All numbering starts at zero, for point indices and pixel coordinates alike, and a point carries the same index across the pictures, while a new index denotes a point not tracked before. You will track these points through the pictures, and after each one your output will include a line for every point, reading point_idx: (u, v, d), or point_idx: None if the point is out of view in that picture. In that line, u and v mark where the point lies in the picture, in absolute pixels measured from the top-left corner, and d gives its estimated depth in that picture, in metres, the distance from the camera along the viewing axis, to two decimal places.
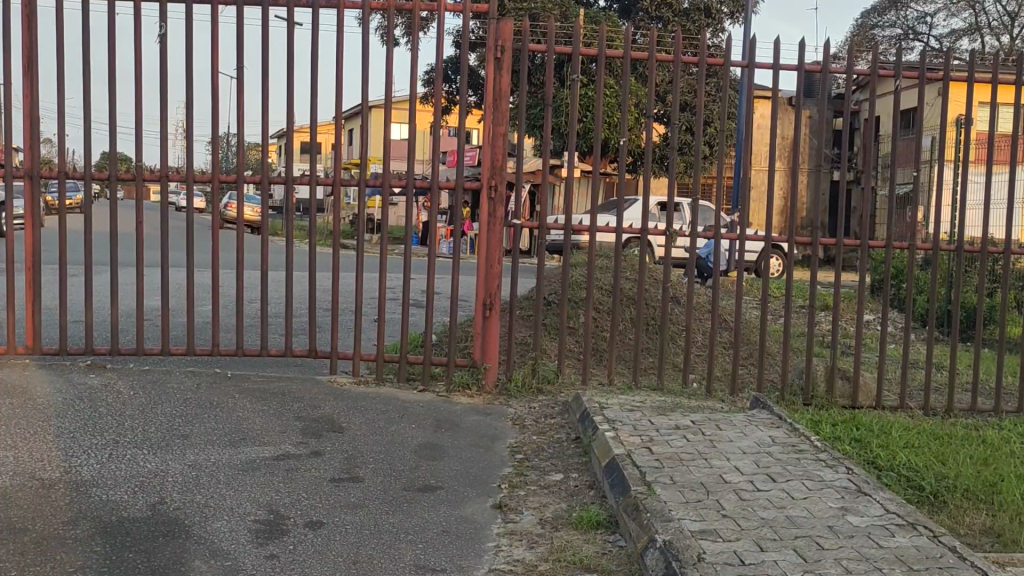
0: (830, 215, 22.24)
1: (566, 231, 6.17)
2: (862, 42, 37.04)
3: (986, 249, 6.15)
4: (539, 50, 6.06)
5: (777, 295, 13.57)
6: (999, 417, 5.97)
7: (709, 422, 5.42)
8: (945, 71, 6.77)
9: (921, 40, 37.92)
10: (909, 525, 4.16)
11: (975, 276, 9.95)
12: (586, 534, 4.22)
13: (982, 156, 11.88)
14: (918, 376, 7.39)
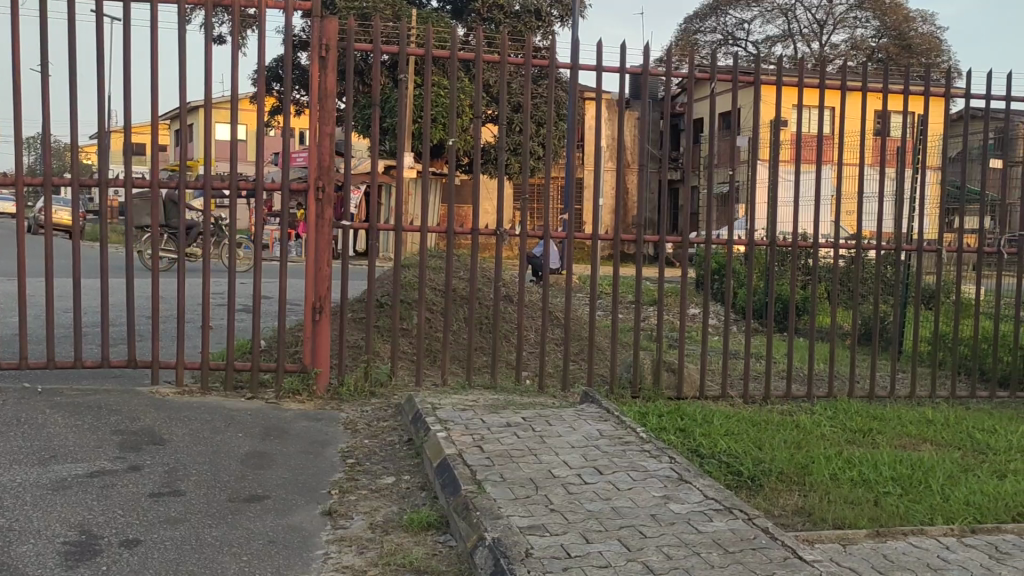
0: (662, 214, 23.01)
1: (398, 232, 6.13)
2: (685, 48, 38.04)
3: (797, 243, 6.50)
4: (366, 50, 5.98)
5: (608, 291, 13.95)
6: (811, 401, 6.32)
7: (539, 417, 5.50)
8: (758, 74, 7.12)
9: (740, 45, 39.74)
10: (726, 509, 4.35)
11: (789, 269, 10.51)
12: (417, 535, 4.21)
13: (791, 156, 12.57)
14: (739, 366, 7.74)
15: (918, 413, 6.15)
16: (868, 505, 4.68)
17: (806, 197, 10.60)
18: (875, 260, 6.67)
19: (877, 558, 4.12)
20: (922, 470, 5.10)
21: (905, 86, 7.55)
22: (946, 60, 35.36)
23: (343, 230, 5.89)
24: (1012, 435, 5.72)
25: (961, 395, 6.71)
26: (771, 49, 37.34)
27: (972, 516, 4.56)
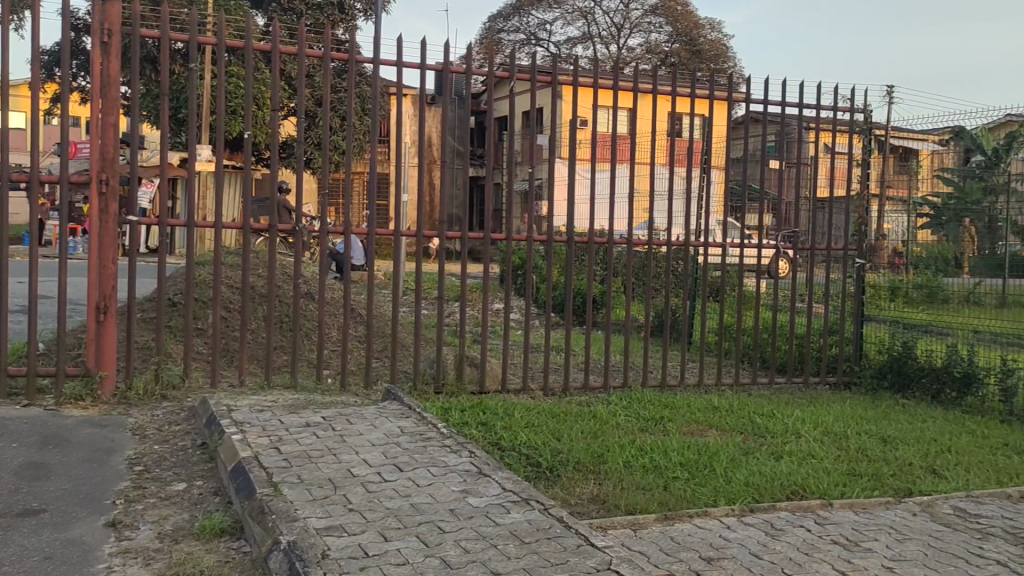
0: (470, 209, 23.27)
1: (190, 228, 5.88)
2: (490, 45, 38.43)
3: (594, 239, 6.72)
4: (153, 36, 5.70)
5: (411, 287, 13.94)
6: (608, 392, 6.55)
7: (340, 416, 5.44)
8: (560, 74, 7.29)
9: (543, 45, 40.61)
10: (523, 500, 4.44)
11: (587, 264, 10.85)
12: (209, 542, 4.06)
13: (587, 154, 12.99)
14: (539, 359, 7.93)
15: (705, 400, 6.50)
16: (658, 490, 4.89)
17: (601, 193, 10.96)
18: (666, 256, 7.00)
19: (664, 540, 4.32)
20: (708, 455, 5.38)
21: (692, 90, 7.94)
22: (733, 65, 37.51)
23: (130, 225, 5.60)
24: (788, 419, 6.14)
25: (745, 381, 7.15)
26: (572, 49, 38.36)
27: (751, 496, 4.86)
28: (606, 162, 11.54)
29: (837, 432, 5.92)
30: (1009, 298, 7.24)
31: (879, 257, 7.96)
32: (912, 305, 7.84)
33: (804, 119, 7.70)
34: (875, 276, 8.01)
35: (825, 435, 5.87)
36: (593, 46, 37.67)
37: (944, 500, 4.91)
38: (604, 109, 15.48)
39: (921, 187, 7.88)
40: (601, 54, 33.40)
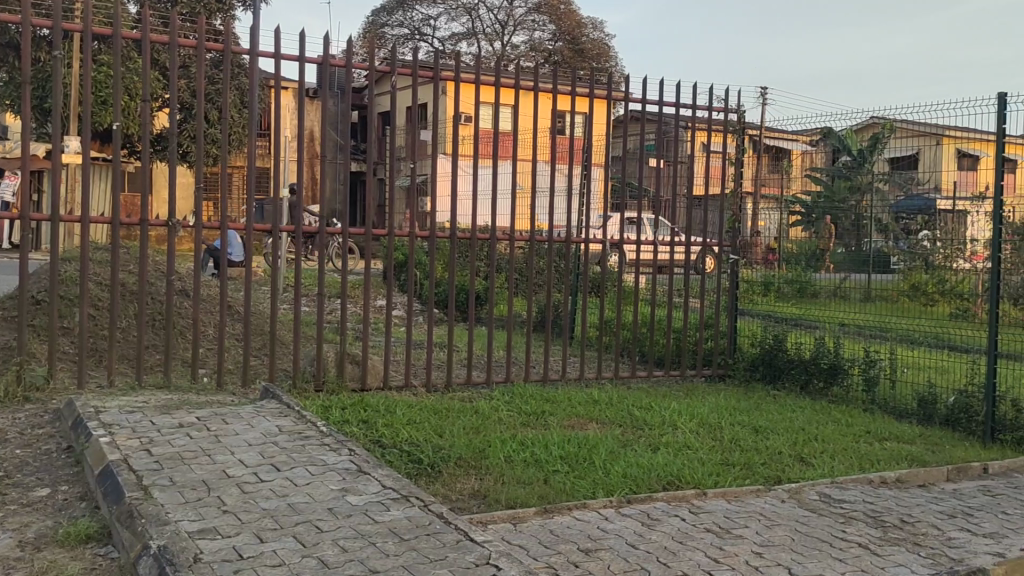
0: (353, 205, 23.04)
1: (55, 222, 5.63)
2: (375, 39, 38.07)
3: (476, 236, 6.73)
4: (14, 21, 5.42)
5: (291, 284, 13.69)
6: (490, 387, 6.59)
7: (215, 416, 5.30)
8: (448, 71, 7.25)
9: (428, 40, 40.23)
10: (403, 497, 4.42)
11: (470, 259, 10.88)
12: (74, 550, 3.90)
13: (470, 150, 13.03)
14: (422, 355, 7.91)
15: (585, 394, 6.60)
16: (538, 484, 4.94)
17: (484, 189, 10.98)
18: (547, 253, 7.06)
19: (544, 533, 4.36)
20: (588, 448, 5.47)
21: (574, 88, 8.03)
22: (615, 64, 38.14)
23: None
24: (665, 411, 6.29)
25: (624, 375, 7.29)
26: (458, 46, 38.35)
27: (629, 487, 4.95)
28: (488, 158, 11.58)
29: (712, 424, 6.09)
30: (873, 292, 7.39)
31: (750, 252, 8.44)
32: (784, 299, 8.19)
33: (681, 118, 7.88)
34: (750, 272, 8.45)
35: (700, 427, 6.03)
36: (477, 43, 37.72)
37: (811, 487, 5.11)
38: (486, 105, 15.51)
39: (792, 186, 8.09)
40: (486, 51, 33.50)
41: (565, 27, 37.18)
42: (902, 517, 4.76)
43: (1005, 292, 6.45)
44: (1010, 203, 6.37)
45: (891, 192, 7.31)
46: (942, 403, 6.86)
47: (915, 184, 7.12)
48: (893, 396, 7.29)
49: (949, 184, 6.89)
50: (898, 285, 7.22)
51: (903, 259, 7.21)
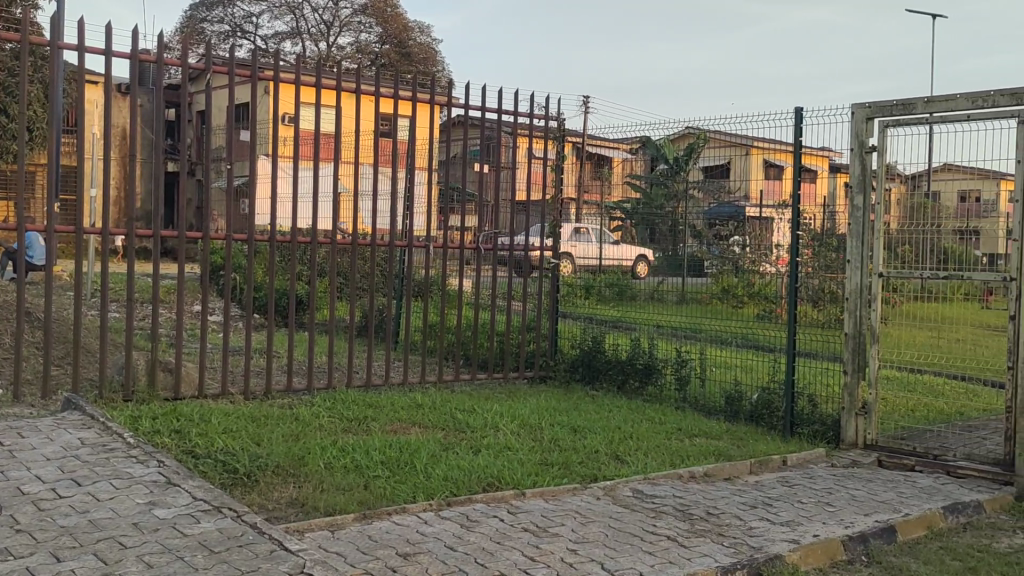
0: (169, 206, 22.16)
1: None
2: (195, 34, 36.71)
3: (297, 240, 6.61)
4: None
5: (98, 288, 13.04)
6: (311, 394, 6.49)
7: (10, 430, 4.98)
8: (273, 70, 7.04)
9: (249, 38, 38.20)
10: (214, 509, 4.28)
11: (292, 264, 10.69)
12: None
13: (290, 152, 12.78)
14: (239, 361, 7.71)
15: (409, 398, 6.60)
16: (358, 489, 4.89)
17: (306, 191, 10.79)
18: (372, 257, 6.99)
19: (362, 539, 4.31)
20: (409, 452, 5.46)
21: (399, 91, 8.00)
22: (442, 69, 38.27)
23: None
24: (487, 413, 6.37)
25: (447, 379, 7.33)
26: (282, 44, 37.51)
27: (449, 490, 4.98)
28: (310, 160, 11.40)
29: (532, 425, 6.21)
30: (687, 295, 7.67)
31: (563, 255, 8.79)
32: (605, 303, 8.45)
33: (505, 124, 8.00)
34: (572, 276, 8.75)
35: (521, 428, 6.14)
36: (302, 43, 36.92)
37: (625, 484, 5.28)
38: (306, 105, 15.17)
39: (612, 192, 8.35)
40: (310, 52, 32.89)
41: (391, 30, 36.99)
42: (708, 509, 4.99)
43: (803, 293, 6.91)
44: (809, 211, 6.85)
45: (704, 200, 7.63)
46: (746, 400, 7.32)
47: (726, 193, 7.44)
48: (702, 394, 7.71)
49: (757, 193, 7.19)
50: (710, 289, 7.52)
51: (714, 263, 7.54)
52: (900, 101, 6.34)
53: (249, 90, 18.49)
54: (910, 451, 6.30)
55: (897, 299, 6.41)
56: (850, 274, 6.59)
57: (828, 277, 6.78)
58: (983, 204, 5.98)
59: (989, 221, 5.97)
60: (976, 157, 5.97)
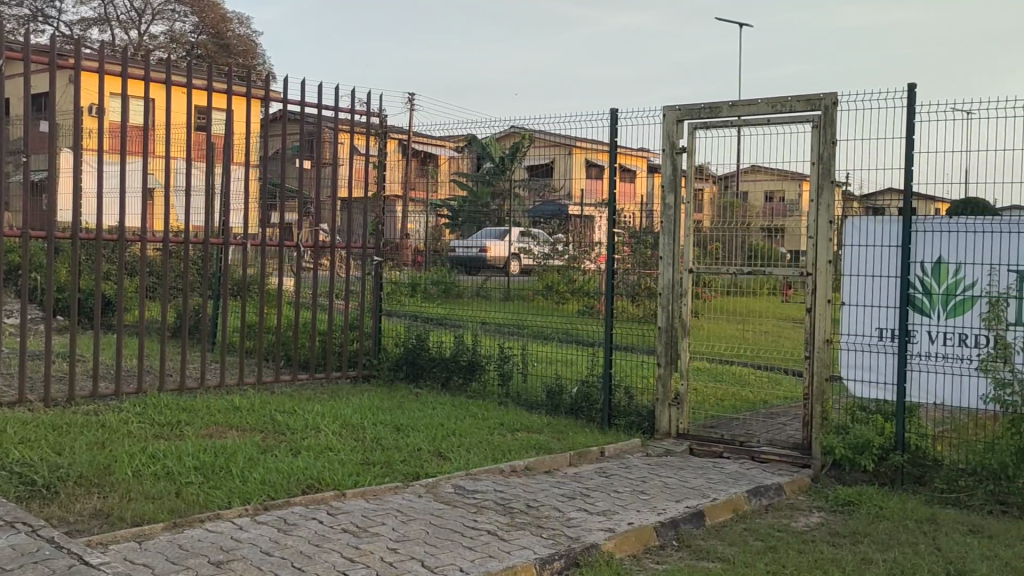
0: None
1: None
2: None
3: (103, 237, 6.27)
4: None
5: None
6: (120, 399, 6.18)
7: None
8: (76, 58, 6.64)
9: (54, 24, 35.99)
10: (6, 524, 4.01)
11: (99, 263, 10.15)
12: None
13: (95, 144, 12.10)
14: (39, 367, 7.26)
15: (226, 401, 6.40)
16: (168, 497, 4.69)
17: (114, 187, 10.26)
18: (189, 255, 6.72)
19: (171, 549, 4.13)
20: (225, 457, 5.28)
21: (216, 83, 7.72)
22: (264, 63, 37.25)
23: None
24: (308, 414, 6.25)
25: (267, 380, 7.17)
26: (90, 31, 35.51)
27: (266, 494, 4.84)
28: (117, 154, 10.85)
29: (355, 425, 6.14)
30: (511, 293, 7.80)
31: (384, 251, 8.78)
32: (429, 300, 8.46)
33: (332, 120, 7.92)
34: (398, 274, 8.71)
35: (343, 428, 6.05)
36: (111, 30, 35.02)
37: (446, 480, 5.30)
38: (111, 95, 14.39)
39: (439, 190, 8.33)
40: (121, 41, 31.28)
41: (209, 21, 35.68)
42: (528, 502, 5.07)
43: (621, 289, 7.13)
44: (628, 210, 7.10)
45: (527, 199, 7.72)
46: (566, 393, 7.50)
47: (550, 191, 7.55)
48: (524, 388, 7.84)
49: (578, 192, 7.36)
50: (535, 285, 7.67)
51: (538, 261, 7.66)
52: (707, 104, 6.63)
53: (46, 79, 17.32)
54: (718, 439, 6.61)
55: (708, 293, 6.69)
56: (662, 270, 6.83)
57: (645, 273, 7.01)
58: (787, 203, 6.29)
59: (791, 221, 6.29)
60: (781, 158, 6.28)
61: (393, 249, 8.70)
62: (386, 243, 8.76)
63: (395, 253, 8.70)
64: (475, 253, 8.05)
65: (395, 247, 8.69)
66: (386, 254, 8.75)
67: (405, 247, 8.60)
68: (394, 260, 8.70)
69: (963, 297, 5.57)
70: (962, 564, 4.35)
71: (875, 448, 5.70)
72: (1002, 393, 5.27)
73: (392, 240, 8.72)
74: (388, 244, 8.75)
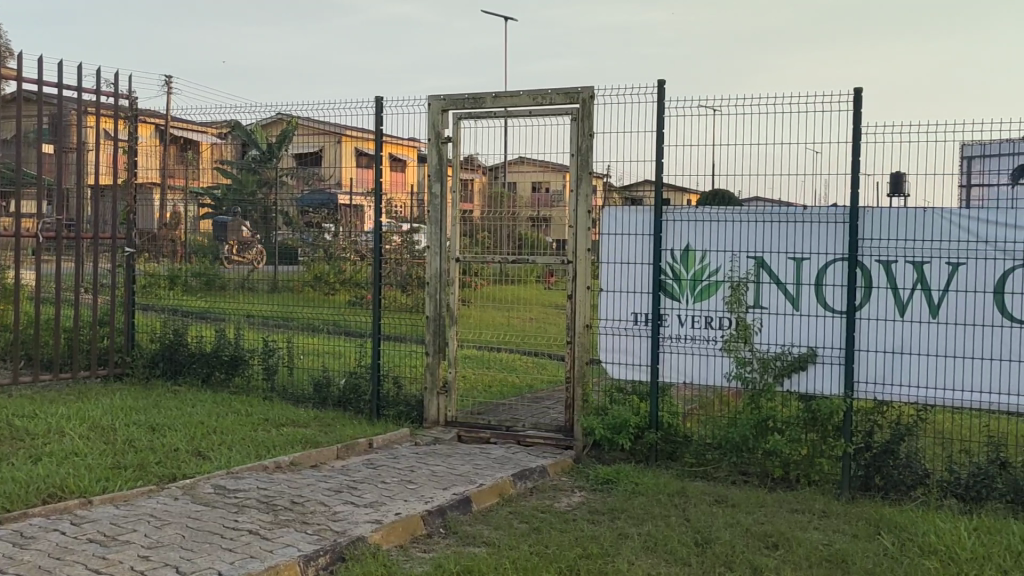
0: None
1: None
2: None
3: None
4: None
5: None
6: None
7: None
8: None
9: None
10: None
11: None
12: None
13: None
14: None
15: None
16: None
17: None
18: None
19: None
20: None
21: None
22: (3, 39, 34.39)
23: None
24: (51, 418, 5.81)
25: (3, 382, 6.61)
26: None
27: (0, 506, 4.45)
28: None
29: (104, 427, 5.78)
30: (278, 284, 7.58)
31: (229, 242, 7.92)
32: (191, 293, 8.09)
33: (83, 101, 7.41)
34: (155, 266, 8.23)
35: (92, 431, 5.67)
36: None
37: (206, 480, 5.07)
38: None
39: (201, 178, 8.01)
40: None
41: None
42: (292, 498, 4.94)
43: (390, 279, 7.08)
44: (399, 200, 7.08)
45: (296, 188, 7.51)
46: (334, 385, 7.38)
47: (319, 180, 7.40)
48: (290, 382, 7.65)
49: (348, 180, 7.23)
50: (302, 276, 7.44)
51: (305, 251, 7.45)
52: (470, 95, 6.69)
53: None
54: (486, 425, 6.72)
55: (478, 282, 6.75)
56: (430, 259, 6.85)
57: (415, 263, 7.00)
58: (552, 194, 6.46)
59: (556, 210, 6.46)
60: (546, 150, 6.41)
61: (199, 246, 8.08)
62: (232, 235, 7.87)
63: (223, 248, 7.92)
64: (277, 245, 7.57)
65: (181, 242, 8.08)
66: (229, 241, 7.88)
67: (210, 244, 8.01)
68: (241, 256, 7.84)
69: (708, 282, 5.94)
70: (708, 532, 4.64)
71: (631, 427, 6.00)
72: (743, 371, 5.70)
73: (219, 231, 7.90)
74: (214, 235, 7.92)
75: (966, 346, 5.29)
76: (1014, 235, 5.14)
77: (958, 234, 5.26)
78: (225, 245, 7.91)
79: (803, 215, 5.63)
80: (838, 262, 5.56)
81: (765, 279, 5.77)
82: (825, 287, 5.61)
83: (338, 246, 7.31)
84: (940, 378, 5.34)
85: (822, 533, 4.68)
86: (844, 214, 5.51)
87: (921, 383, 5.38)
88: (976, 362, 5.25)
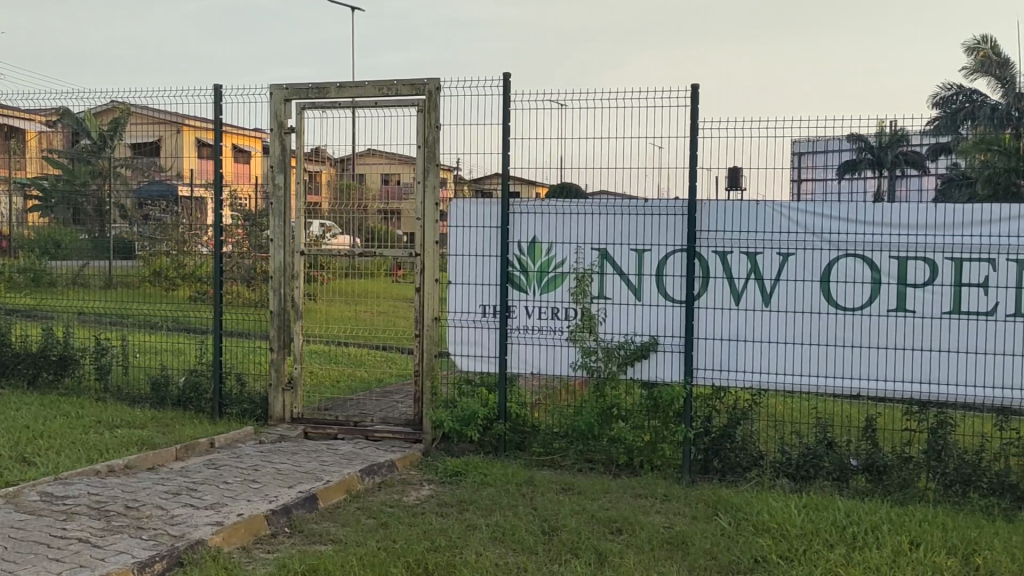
0: None
1: None
2: None
3: None
4: None
5: None
6: None
7: None
8: None
9: None
10: None
11: None
12: None
13: None
14: None
15: None
16: None
17: None
18: None
19: None
20: None
21: None
22: None
23: None
24: None
25: None
26: None
27: None
28: None
29: None
30: (114, 279, 7.28)
31: (59, 236, 7.50)
32: (19, 291, 7.67)
33: None
34: None
35: None
36: None
37: (31, 488, 4.79)
38: None
39: (29, 168, 7.59)
40: None
41: None
42: (127, 503, 4.72)
43: (235, 274, 6.87)
44: (244, 192, 6.80)
45: (132, 179, 7.19)
46: (174, 384, 7.09)
47: (157, 171, 7.09)
48: (125, 381, 7.32)
49: (188, 171, 6.95)
50: (140, 271, 7.18)
51: (142, 244, 7.16)
52: (314, 85, 6.54)
53: None
54: (333, 421, 6.59)
55: (326, 276, 6.64)
56: (273, 252, 6.64)
57: (260, 257, 6.80)
58: (402, 186, 6.41)
59: (406, 204, 6.43)
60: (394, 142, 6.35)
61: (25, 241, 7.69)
62: (62, 230, 7.49)
63: (53, 244, 7.51)
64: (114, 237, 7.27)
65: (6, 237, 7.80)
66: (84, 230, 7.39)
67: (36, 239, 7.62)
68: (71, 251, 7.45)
69: (555, 274, 6.01)
70: (554, 520, 4.70)
71: (480, 419, 6.01)
72: (587, 361, 5.80)
73: (48, 227, 7.55)
74: (43, 230, 7.58)
75: (800, 332, 5.54)
76: (839, 227, 5.44)
77: (788, 226, 5.53)
78: (78, 238, 7.39)
79: (645, 207, 5.76)
80: (678, 253, 5.74)
81: (609, 271, 5.89)
82: (665, 278, 5.78)
83: (178, 239, 7.03)
84: (774, 363, 5.58)
85: (664, 516, 4.82)
86: (682, 206, 5.67)
87: (754, 369, 5.62)
88: (807, 348, 5.53)
